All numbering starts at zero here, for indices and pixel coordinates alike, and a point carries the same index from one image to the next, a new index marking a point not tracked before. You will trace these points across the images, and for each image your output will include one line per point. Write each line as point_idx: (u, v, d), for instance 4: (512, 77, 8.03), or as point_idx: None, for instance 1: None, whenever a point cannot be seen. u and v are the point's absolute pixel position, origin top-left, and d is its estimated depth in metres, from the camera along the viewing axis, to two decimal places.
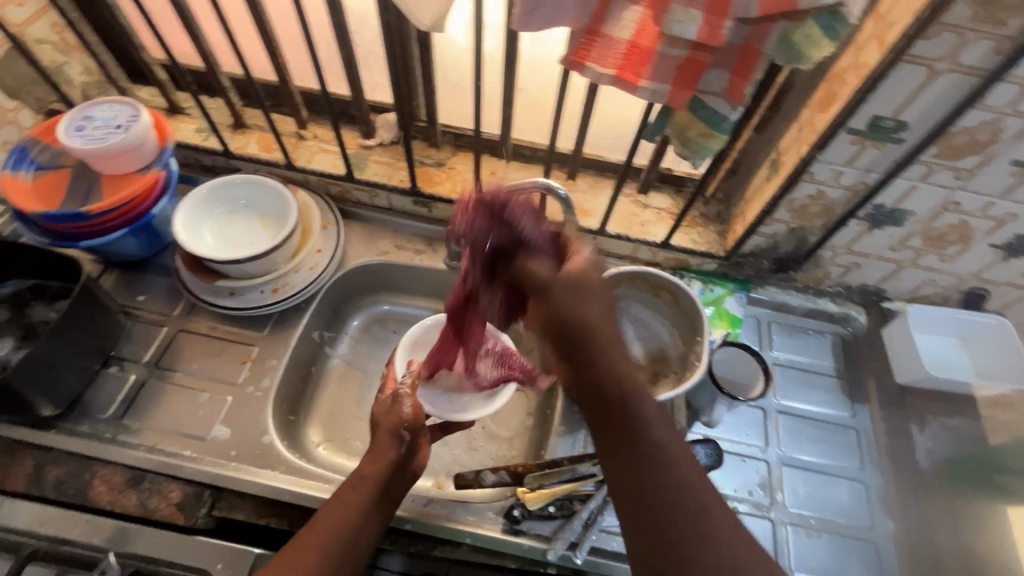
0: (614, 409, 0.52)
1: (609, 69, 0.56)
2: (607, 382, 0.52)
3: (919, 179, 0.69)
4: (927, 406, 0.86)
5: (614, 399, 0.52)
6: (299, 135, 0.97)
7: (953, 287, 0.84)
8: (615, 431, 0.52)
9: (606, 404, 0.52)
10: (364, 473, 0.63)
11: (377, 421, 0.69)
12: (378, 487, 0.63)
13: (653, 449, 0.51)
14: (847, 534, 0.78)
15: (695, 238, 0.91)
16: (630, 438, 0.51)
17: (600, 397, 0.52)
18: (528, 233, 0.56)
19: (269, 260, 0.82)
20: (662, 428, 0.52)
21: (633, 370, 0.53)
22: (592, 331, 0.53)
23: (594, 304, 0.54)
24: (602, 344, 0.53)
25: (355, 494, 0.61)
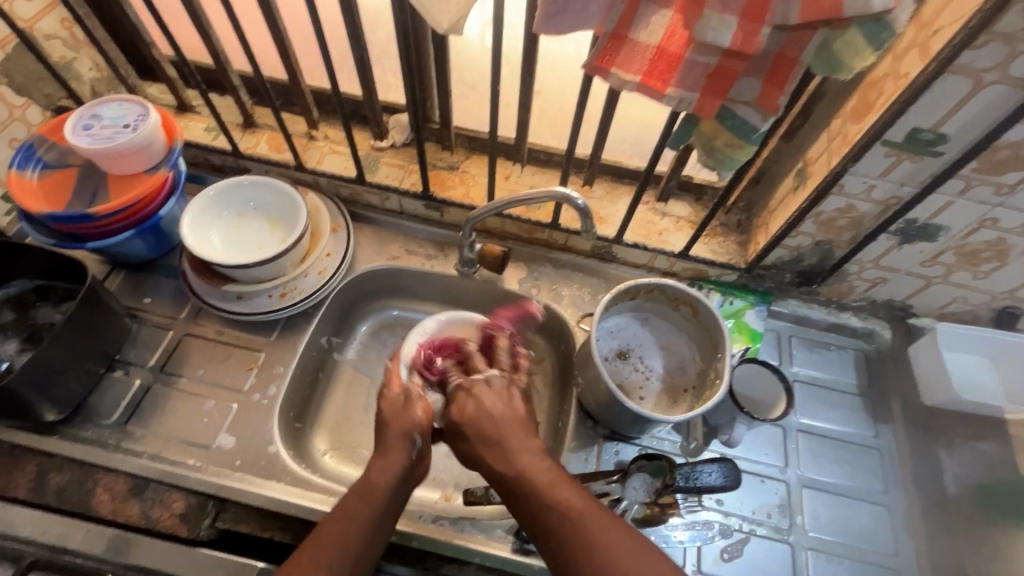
0: (519, 489, 0.59)
1: (635, 76, 0.54)
2: (510, 468, 0.61)
3: (956, 194, 0.66)
4: (954, 430, 0.82)
5: (516, 482, 0.60)
6: (310, 136, 0.94)
7: (984, 304, 0.80)
8: (526, 510, 0.58)
9: (512, 489, 0.60)
10: (375, 483, 0.61)
11: (387, 421, 0.67)
12: (389, 497, 0.60)
13: (558, 511, 0.56)
14: (868, 559, 0.76)
15: (715, 249, 0.88)
16: (530, 506, 0.58)
17: (508, 485, 0.60)
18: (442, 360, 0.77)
19: (277, 265, 0.80)
20: (550, 486, 0.58)
21: (519, 449, 0.62)
22: (495, 435, 0.64)
23: (490, 414, 0.66)
24: (505, 438, 0.64)
25: (365, 507, 0.59)
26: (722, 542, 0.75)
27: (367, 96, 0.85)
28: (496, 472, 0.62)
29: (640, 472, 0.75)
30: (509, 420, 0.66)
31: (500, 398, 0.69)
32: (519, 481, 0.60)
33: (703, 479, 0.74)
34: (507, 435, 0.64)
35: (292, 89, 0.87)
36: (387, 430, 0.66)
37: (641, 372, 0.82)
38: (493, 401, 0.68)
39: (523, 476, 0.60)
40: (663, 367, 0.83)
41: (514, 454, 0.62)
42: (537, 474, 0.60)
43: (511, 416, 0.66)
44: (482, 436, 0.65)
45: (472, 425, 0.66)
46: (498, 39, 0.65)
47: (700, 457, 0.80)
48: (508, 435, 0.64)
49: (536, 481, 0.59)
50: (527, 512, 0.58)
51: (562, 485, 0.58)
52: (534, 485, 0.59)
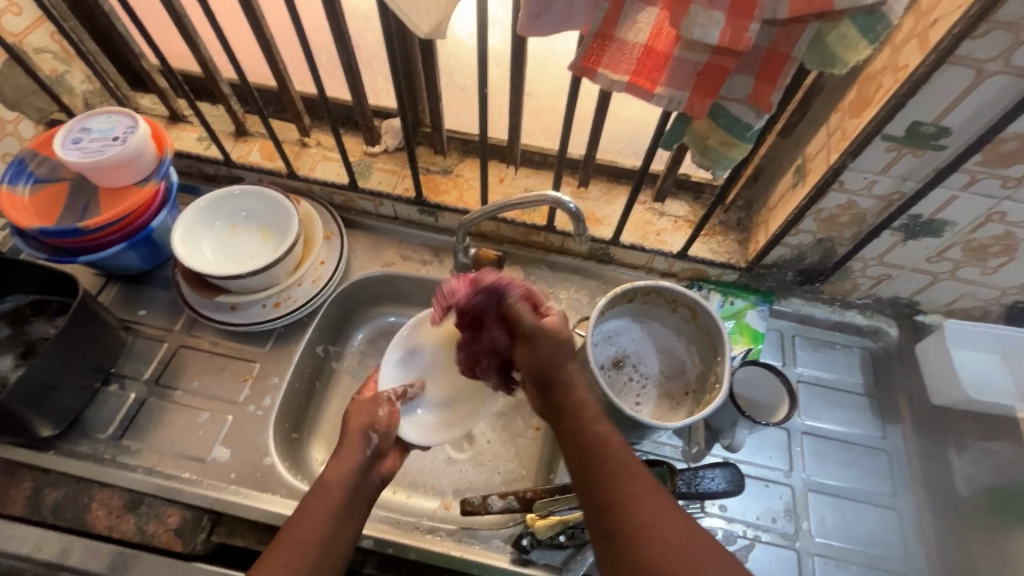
0: (578, 428, 0.61)
1: (622, 76, 0.52)
2: (574, 402, 0.63)
3: (961, 188, 0.64)
4: (965, 429, 0.80)
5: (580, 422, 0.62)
6: (302, 143, 0.93)
7: (994, 299, 0.79)
8: (581, 450, 0.60)
9: (569, 423, 0.62)
10: (328, 485, 0.60)
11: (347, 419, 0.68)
12: (345, 494, 0.60)
13: (612, 460, 0.58)
14: (878, 566, 0.74)
15: (714, 248, 0.87)
16: (589, 445, 0.59)
17: (562, 417, 0.63)
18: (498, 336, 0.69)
19: (269, 274, 0.80)
20: (611, 438, 0.60)
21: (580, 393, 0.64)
22: (549, 367, 0.65)
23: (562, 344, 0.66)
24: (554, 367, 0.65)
25: (324, 505, 0.58)
26: (725, 549, 0.73)
27: (357, 102, 0.84)
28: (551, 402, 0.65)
29: None
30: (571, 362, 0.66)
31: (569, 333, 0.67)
32: (580, 419, 0.62)
33: (706, 485, 0.73)
34: (560, 367, 0.65)
35: (282, 96, 0.86)
36: (347, 426, 0.66)
37: (639, 380, 0.81)
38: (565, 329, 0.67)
39: (583, 411, 0.63)
40: (662, 373, 0.81)
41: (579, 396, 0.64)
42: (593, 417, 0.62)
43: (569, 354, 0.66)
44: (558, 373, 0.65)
45: (530, 351, 0.66)
46: (482, 41, 0.64)
47: (702, 462, 0.78)
48: (568, 369, 0.65)
49: (597, 430, 0.61)
50: (582, 455, 0.59)
51: (615, 438, 0.60)
52: (586, 423, 0.61)
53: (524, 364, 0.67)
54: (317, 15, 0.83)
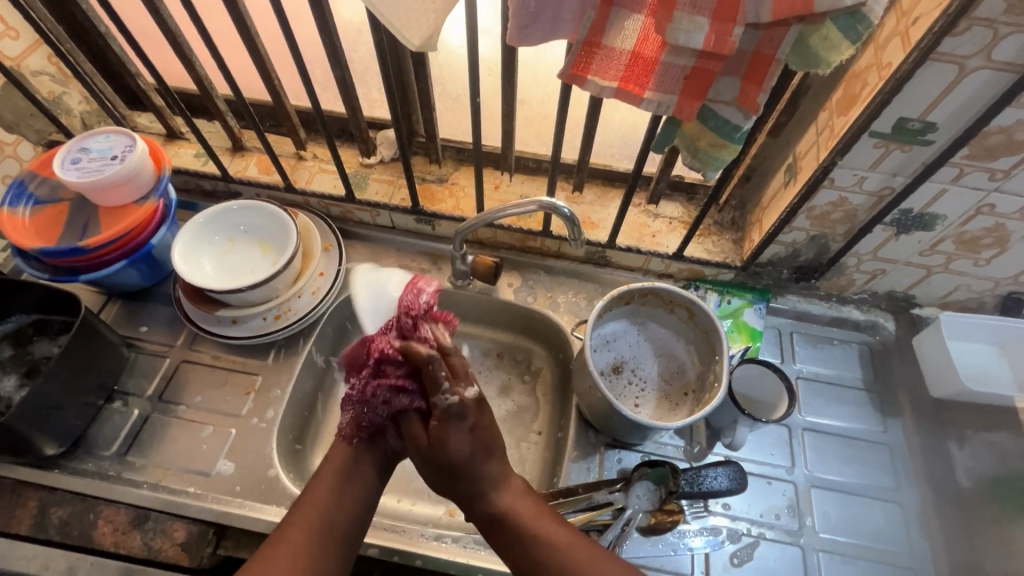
0: (504, 524, 0.54)
1: (611, 82, 0.54)
2: (494, 503, 0.54)
3: (950, 181, 0.65)
4: (966, 421, 0.80)
5: (504, 518, 0.54)
6: (298, 156, 0.94)
7: (988, 291, 0.80)
8: (513, 550, 0.53)
9: (501, 536, 0.54)
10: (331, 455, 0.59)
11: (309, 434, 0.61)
12: (349, 461, 0.58)
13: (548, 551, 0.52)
14: (884, 560, 0.74)
15: (709, 248, 0.87)
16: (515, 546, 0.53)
17: (492, 528, 0.54)
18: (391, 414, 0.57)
19: (269, 287, 0.80)
20: (536, 526, 0.53)
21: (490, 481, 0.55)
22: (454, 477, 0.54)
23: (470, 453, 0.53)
24: (470, 479, 0.54)
25: (325, 478, 0.57)
26: (730, 548, 0.74)
27: (352, 114, 0.85)
28: (474, 513, 0.55)
29: (642, 480, 0.73)
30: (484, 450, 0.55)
31: (467, 438, 0.53)
32: (513, 532, 0.53)
33: (709, 484, 0.73)
34: (475, 475, 0.54)
35: (277, 110, 0.87)
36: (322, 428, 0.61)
37: (637, 383, 0.81)
38: (459, 443, 0.53)
39: (511, 517, 0.54)
40: (661, 373, 0.81)
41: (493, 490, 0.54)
42: (522, 516, 0.54)
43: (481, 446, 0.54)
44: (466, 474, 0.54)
45: (426, 457, 0.55)
46: (473, 51, 0.65)
47: (705, 461, 0.79)
48: (482, 470, 0.54)
49: (522, 519, 0.54)
50: (516, 556, 0.53)
51: (547, 519, 0.54)
52: (519, 532, 0.53)
53: (426, 470, 0.56)
54: (310, 31, 0.85)
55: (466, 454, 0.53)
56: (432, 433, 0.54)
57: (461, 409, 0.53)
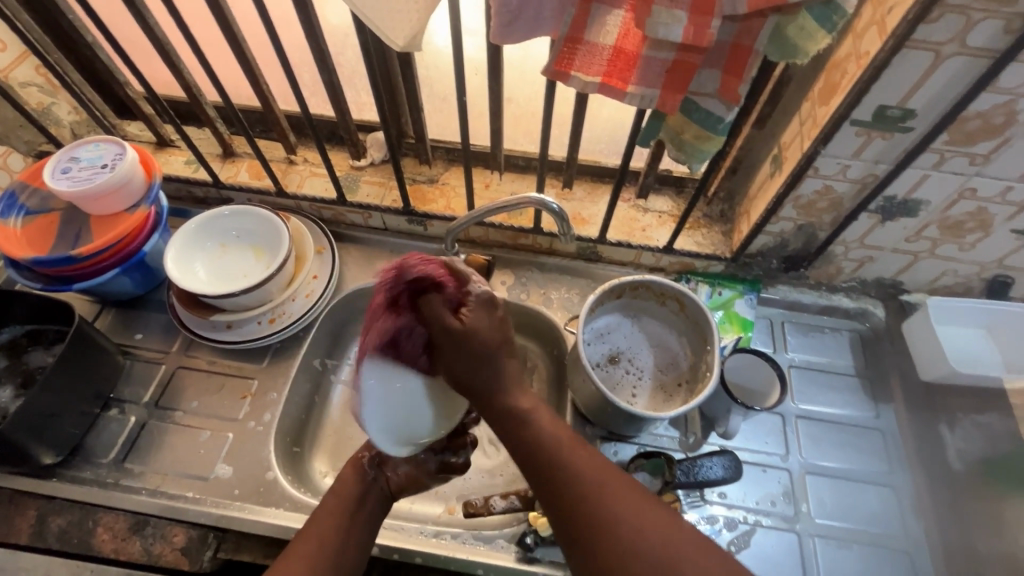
0: (518, 422, 0.56)
1: (595, 77, 0.54)
2: (513, 402, 0.57)
3: (932, 167, 0.66)
4: (957, 404, 0.81)
5: (519, 418, 0.56)
6: (289, 160, 0.95)
7: (974, 275, 0.81)
8: (525, 445, 0.55)
9: (520, 436, 0.55)
10: (340, 487, 0.63)
11: None
12: (355, 494, 0.62)
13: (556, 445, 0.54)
14: (879, 543, 0.75)
15: (699, 241, 0.88)
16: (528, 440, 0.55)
17: (510, 424, 0.56)
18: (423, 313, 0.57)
19: (263, 291, 0.81)
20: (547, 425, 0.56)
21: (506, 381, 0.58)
22: (475, 371, 0.57)
23: (493, 340, 0.56)
24: (489, 372, 0.56)
25: (334, 504, 0.61)
26: (728, 535, 0.74)
27: (341, 117, 0.85)
28: (494, 412, 0.57)
29: (639, 471, 0.75)
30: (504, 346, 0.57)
31: (491, 324, 0.56)
32: (533, 429, 0.55)
33: (706, 473, 0.73)
34: (496, 365, 0.56)
35: (266, 115, 0.88)
36: None
37: (634, 374, 0.81)
38: (487, 330, 0.56)
39: (531, 417, 0.56)
40: (657, 364, 0.82)
41: (513, 389, 0.57)
42: (541, 419, 0.56)
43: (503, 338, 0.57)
44: (485, 360, 0.56)
45: (452, 347, 0.56)
46: (458, 51, 0.65)
47: (700, 451, 0.79)
48: (503, 363, 0.57)
49: (537, 419, 0.56)
50: (529, 450, 0.54)
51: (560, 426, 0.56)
52: (538, 432, 0.55)
53: (451, 360, 0.57)
54: (297, 37, 0.86)
55: (493, 337, 0.56)
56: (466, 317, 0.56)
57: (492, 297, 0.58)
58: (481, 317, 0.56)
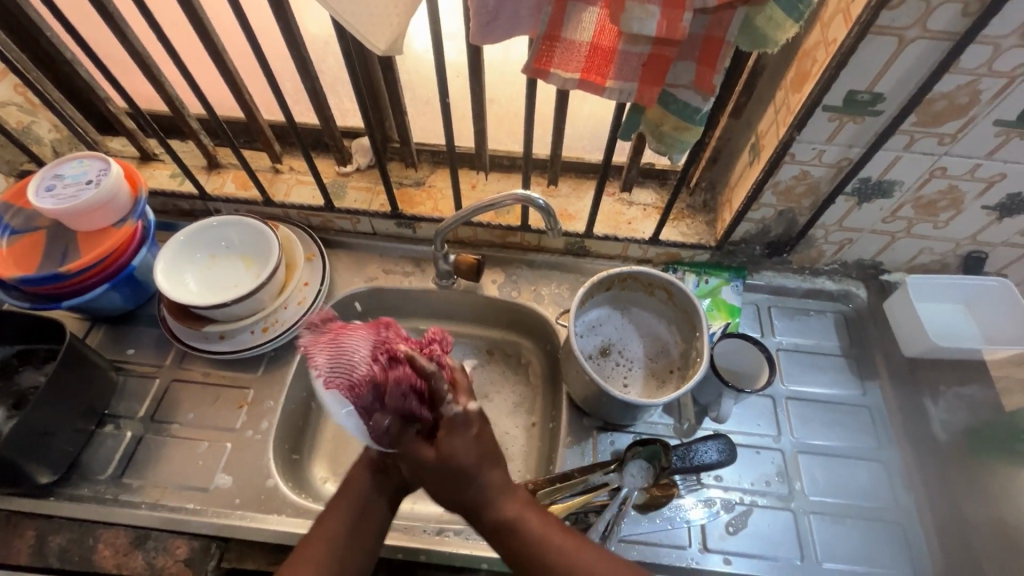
0: (509, 532, 0.56)
1: (574, 74, 0.56)
2: (500, 511, 0.56)
3: (902, 149, 0.69)
4: (939, 377, 0.85)
5: (509, 526, 0.56)
6: (275, 169, 0.95)
7: (950, 252, 0.84)
8: (519, 554, 0.55)
9: (509, 544, 0.56)
10: (349, 486, 0.60)
11: None
12: (363, 495, 0.59)
13: (551, 554, 0.55)
14: (872, 517, 0.77)
15: (684, 231, 0.90)
16: (520, 548, 0.55)
17: (500, 535, 0.56)
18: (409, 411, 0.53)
19: (256, 299, 0.81)
20: (538, 529, 0.56)
21: (494, 490, 0.56)
22: (462, 489, 0.55)
23: (478, 459, 0.54)
24: (476, 485, 0.55)
25: (341, 506, 0.59)
26: (725, 517, 0.76)
27: (326, 124, 0.86)
28: (482, 524, 0.57)
29: (636, 459, 0.75)
30: (492, 455, 0.56)
31: (467, 444, 0.54)
32: (523, 538, 0.55)
33: (702, 457, 0.76)
34: (480, 483, 0.55)
35: (250, 126, 0.88)
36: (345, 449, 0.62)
37: (625, 364, 0.83)
38: (463, 447, 0.53)
39: (520, 524, 0.56)
40: (647, 354, 0.84)
41: (499, 497, 0.56)
42: (530, 523, 0.56)
43: (486, 450, 0.55)
44: (471, 479, 0.54)
45: (434, 471, 0.54)
46: (439, 54, 0.67)
47: (694, 437, 0.81)
48: (487, 474, 0.55)
49: (528, 526, 0.56)
50: (523, 559, 0.55)
51: (552, 526, 0.57)
52: (528, 538, 0.55)
53: (433, 477, 0.55)
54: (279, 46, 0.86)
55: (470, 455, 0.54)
56: (437, 440, 0.53)
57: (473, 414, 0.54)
58: (456, 441, 0.53)
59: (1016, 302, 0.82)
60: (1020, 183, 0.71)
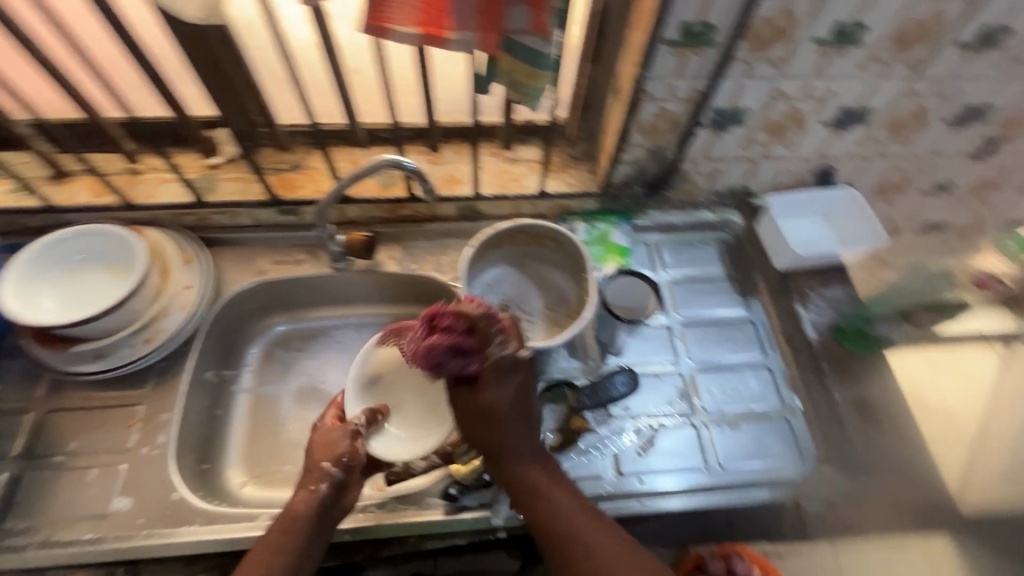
0: (530, 490, 0.64)
1: (413, 27, 0.55)
2: (529, 473, 0.65)
3: (743, 76, 0.73)
4: (806, 283, 0.93)
5: (529, 485, 0.64)
6: (133, 170, 0.88)
7: (805, 169, 0.92)
8: (536, 511, 0.63)
9: (533, 508, 0.63)
10: (297, 509, 0.65)
11: (313, 450, 0.71)
12: (310, 522, 0.64)
13: (564, 513, 0.63)
14: (764, 419, 0.84)
15: (569, 182, 0.93)
16: (540, 505, 0.63)
17: (522, 493, 0.64)
18: (452, 370, 0.63)
19: (126, 309, 0.76)
20: (559, 492, 0.64)
21: (526, 453, 0.66)
22: (500, 440, 0.64)
23: (517, 412, 0.65)
24: (518, 450, 0.65)
25: (284, 531, 0.63)
26: (634, 441, 0.81)
27: (179, 114, 0.80)
28: (509, 481, 0.65)
29: (545, 404, 0.81)
30: (528, 417, 0.66)
31: (508, 394, 0.65)
32: (546, 500, 0.63)
33: (611, 391, 0.82)
34: (514, 436, 0.65)
35: (93, 125, 0.81)
36: (311, 458, 0.70)
37: (525, 319, 0.85)
38: (504, 395, 0.64)
39: (541, 487, 0.64)
40: (546, 305, 0.86)
41: (526, 460, 0.65)
42: (552, 486, 0.65)
43: (524, 411, 0.66)
44: (507, 429, 0.65)
45: (472, 418, 0.65)
46: None
47: (602, 372, 0.85)
48: (522, 436, 0.66)
49: (549, 487, 0.64)
50: (539, 514, 0.63)
51: (569, 494, 0.65)
52: (550, 497, 0.64)
53: (474, 429, 0.65)
54: (85, 18, 0.72)
55: (512, 408, 0.65)
56: (483, 382, 0.64)
57: (518, 362, 0.65)
58: (503, 391, 0.64)
59: (865, 211, 0.91)
60: (848, 97, 0.78)
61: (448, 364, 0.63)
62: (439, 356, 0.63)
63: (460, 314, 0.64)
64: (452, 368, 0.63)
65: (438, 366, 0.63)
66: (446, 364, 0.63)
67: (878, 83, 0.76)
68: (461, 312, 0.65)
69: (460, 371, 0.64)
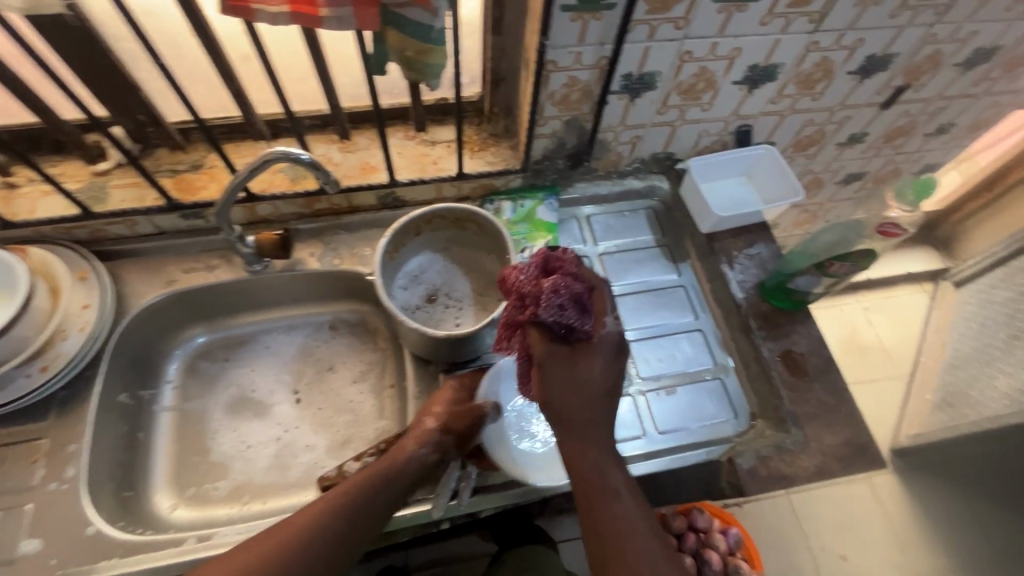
0: (586, 467, 0.54)
1: (281, 7, 0.53)
2: (594, 450, 0.55)
3: (647, 39, 0.72)
4: (733, 243, 0.94)
5: (585, 461, 0.54)
6: (9, 185, 0.80)
7: (724, 130, 0.92)
8: (586, 488, 0.53)
9: (597, 497, 0.53)
10: (397, 460, 0.67)
11: (435, 405, 0.73)
12: (399, 479, 0.66)
13: (617, 508, 0.53)
14: (699, 381, 0.85)
15: (490, 160, 0.90)
16: (597, 486, 0.53)
17: (579, 463, 0.54)
18: (562, 321, 0.55)
19: (12, 337, 0.69)
20: (620, 482, 0.54)
21: (598, 430, 0.56)
22: (574, 402, 0.55)
23: (600, 385, 0.55)
24: (597, 430, 0.55)
25: (380, 476, 0.65)
26: None
27: (47, 118, 0.73)
28: (570, 447, 0.55)
29: None
30: (610, 399, 0.56)
31: (607, 374, 0.56)
32: (603, 486, 0.53)
33: None
34: (591, 410, 0.55)
35: None
36: (430, 412, 0.71)
37: (453, 307, 0.83)
38: (597, 368, 0.56)
39: (601, 469, 0.54)
40: (474, 289, 0.85)
41: (595, 439, 0.55)
42: (616, 474, 0.54)
43: (609, 391, 0.56)
44: (585, 401, 0.55)
45: (558, 372, 0.55)
46: None
47: None
48: (600, 413, 0.55)
49: (611, 474, 0.54)
50: (589, 494, 0.53)
51: (632, 495, 0.55)
52: (610, 482, 0.54)
53: (551, 388, 0.55)
54: None
55: (605, 392, 0.56)
56: (585, 350, 0.56)
57: (622, 344, 0.58)
58: (599, 362, 0.56)
59: (781, 164, 0.92)
60: (755, 55, 0.78)
61: (558, 314, 0.55)
62: (555, 302, 0.55)
63: (585, 274, 0.58)
64: (561, 319, 0.55)
65: (547, 308, 0.55)
66: (556, 313, 0.55)
67: (783, 38, 0.76)
68: (584, 273, 0.59)
69: (568, 328, 0.56)
